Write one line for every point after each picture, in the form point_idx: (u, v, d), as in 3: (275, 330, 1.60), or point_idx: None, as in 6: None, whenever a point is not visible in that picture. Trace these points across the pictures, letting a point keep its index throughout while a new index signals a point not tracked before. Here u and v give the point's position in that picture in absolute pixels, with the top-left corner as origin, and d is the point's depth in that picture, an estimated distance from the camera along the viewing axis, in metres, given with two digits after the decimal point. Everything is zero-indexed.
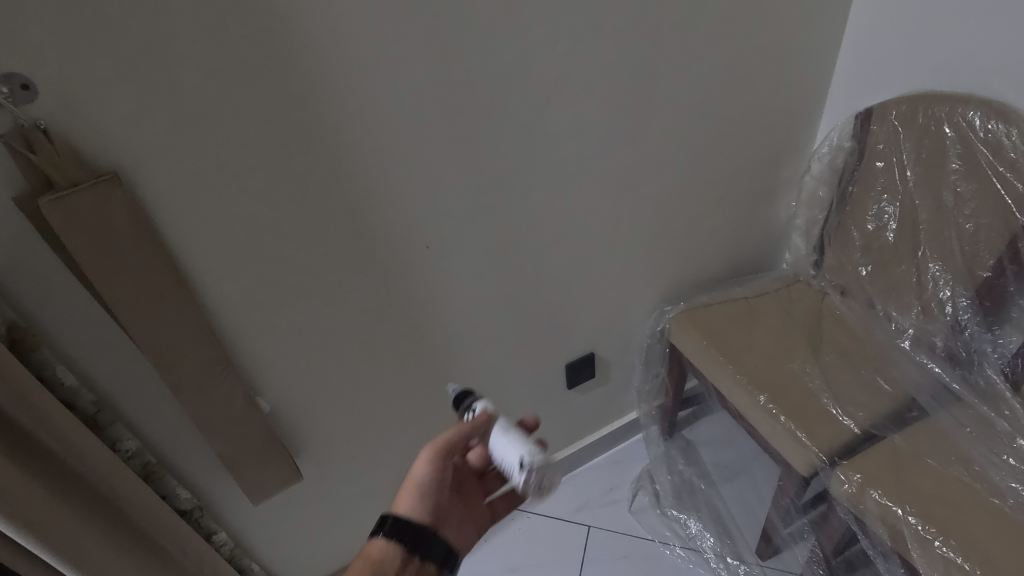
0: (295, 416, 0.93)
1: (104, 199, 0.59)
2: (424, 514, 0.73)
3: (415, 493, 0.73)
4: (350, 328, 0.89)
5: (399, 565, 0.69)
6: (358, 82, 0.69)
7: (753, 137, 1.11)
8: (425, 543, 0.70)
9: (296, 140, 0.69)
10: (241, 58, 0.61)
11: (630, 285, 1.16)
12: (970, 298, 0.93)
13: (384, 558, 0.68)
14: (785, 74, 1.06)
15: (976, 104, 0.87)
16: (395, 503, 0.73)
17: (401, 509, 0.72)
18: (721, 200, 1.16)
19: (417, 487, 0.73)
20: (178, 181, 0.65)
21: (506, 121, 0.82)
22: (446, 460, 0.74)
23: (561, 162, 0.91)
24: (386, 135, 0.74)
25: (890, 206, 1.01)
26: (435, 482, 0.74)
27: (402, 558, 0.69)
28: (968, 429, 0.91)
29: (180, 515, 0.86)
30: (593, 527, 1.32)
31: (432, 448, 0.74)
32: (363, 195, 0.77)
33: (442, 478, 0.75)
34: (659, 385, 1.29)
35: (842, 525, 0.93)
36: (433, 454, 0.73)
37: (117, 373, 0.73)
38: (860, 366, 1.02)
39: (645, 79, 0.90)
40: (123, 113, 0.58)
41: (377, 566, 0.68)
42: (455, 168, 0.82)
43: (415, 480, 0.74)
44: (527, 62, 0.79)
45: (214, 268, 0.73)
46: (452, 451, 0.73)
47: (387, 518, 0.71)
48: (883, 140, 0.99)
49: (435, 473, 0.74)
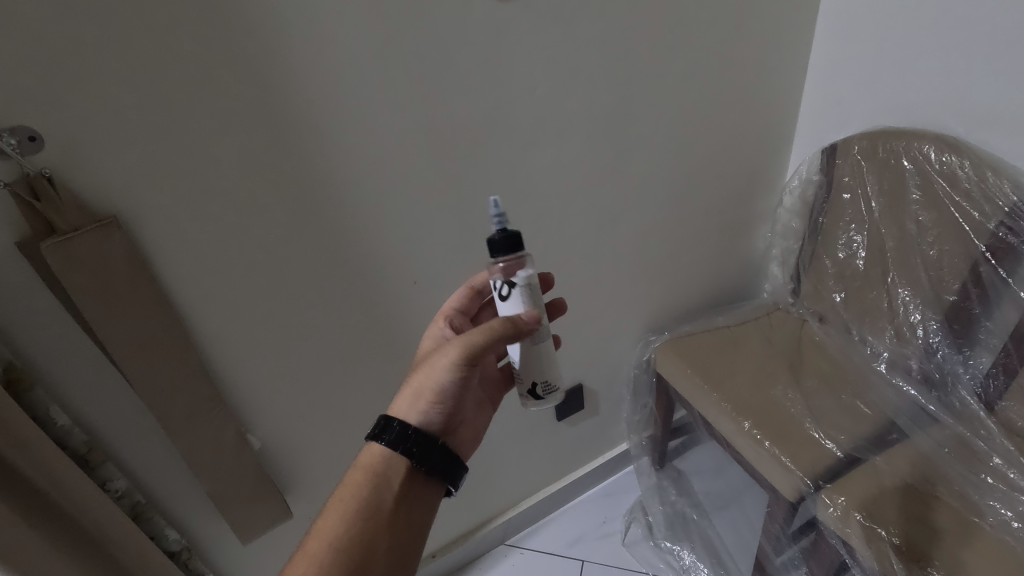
0: (285, 454, 0.94)
1: (104, 241, 0.62)
2: (439, 418, 0.67)
3: (432, 398, 0.66)
4: (339, 365, 0.91)
5: (405, 478, 0.65)
6: (348, 129, 0.73)
7: (727, 172, 1.16)
8: (433, 458, 0.65)
9: (289, 185, 0.73)
10: (240, 108, 0.65)
11: (616, 316, 1.19)
12: (940, 321, 0.98)
13: (386, 470, 0.65)
14: (754, 114, 1.12)
15: (931, 138, 0.92)
16: (405, 406, 0.66)
17: (414, 414, 0.66)
18: (700, 232, 1.20)
19: (437, 393, 0.66)
20: (175, 226, 0.68)
21: (488, 162, 0.86)
22: (469, 368, 0.64)
23: (543, 199, 0.95)
24: (372, 176, 0.78)
25: (858, 235, 1.06)
26: (454, 389, 0.66)
27: (409, 468, 0.65)
28: (946, 449, 0.94)
29: (169, 557, 0.85)
30: (586, 561, 1.31)
31: (452, 354, 0.64)
32: (354, 235, 0.81)
33: (463, 383, 0.66)
34: (648, 416, 1.30)
35: (835, 553, 0.92)
36: (456, 360, 0.64)
37: (107, 412, 0.74)
38: (840, 390, 1.05)
39: (620, 122, 0.95)
40: (123, 160, 0.62)
41: (377, 478, 0.64)
42: (442, 206, 0.86)
43: (434, 384, 0.66)
44: (507, 106, 0.83)
45: (207, 309, 0.75)
46: (477, 357, 0.63)
47: (393, 423, 0.65)
48: (848, 173, 1.04)
49: (456, 379, 0.65)
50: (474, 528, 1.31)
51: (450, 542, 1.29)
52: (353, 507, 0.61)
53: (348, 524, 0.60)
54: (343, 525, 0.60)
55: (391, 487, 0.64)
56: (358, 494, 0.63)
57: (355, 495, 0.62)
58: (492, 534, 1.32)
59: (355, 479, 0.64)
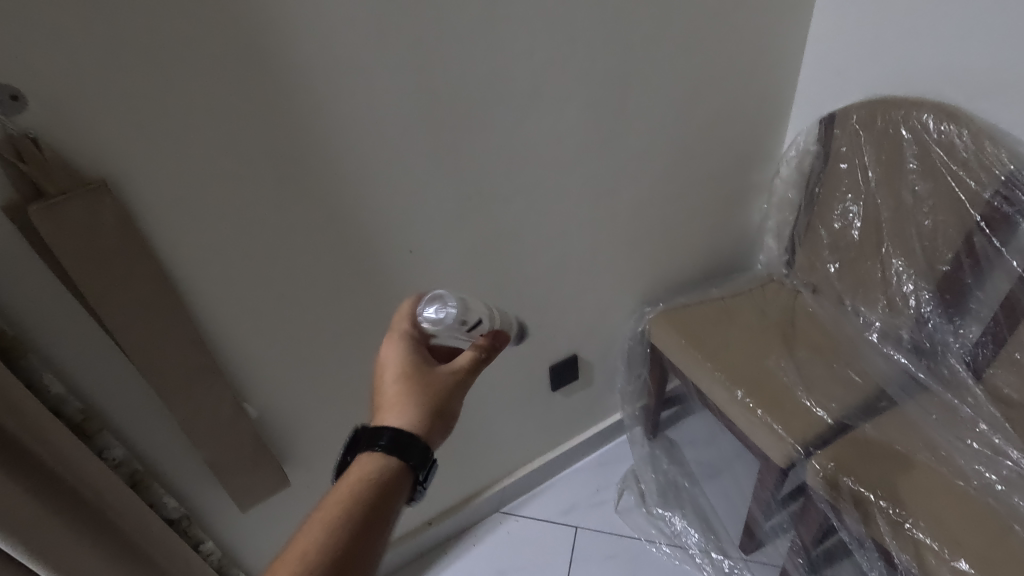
0: (281, 423, 0.94)
1: (94, 207, 0.60)
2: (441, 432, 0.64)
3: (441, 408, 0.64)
4: (334, 335, 0.90)
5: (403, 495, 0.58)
6: (339, 94, 0.71)
7: (725, 142, 1.15)
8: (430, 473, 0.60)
9: (283, 151, 0.71)
10: (232, 69, 0.63)
11: (612, 287, 1.20)
12: (932, 291, 0.98)
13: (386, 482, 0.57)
14: (754, 81, 1.11)
15: (930, 107, 0.91)
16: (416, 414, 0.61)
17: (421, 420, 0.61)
18: (696, 203, 1.20)
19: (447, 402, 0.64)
20: (167, 193, 0.66)
21: (483, 130, 0.85)
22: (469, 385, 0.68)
23: (540, 169, 0.94)
24: (366, 143, 0.76)
25: (854, 205, 1.06)
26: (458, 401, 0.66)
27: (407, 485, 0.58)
28: (934, 416, 0.96)
29: (168, 524, 0.86)
30: (580, 528, 1.33)
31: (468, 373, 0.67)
32: (348, 202, 0.80)
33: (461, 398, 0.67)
34: (642, 386, 1.32)
35: (821, 515, 0.95)
36: (466, 374, 0.67)
37: (103, 381, 0.73)
38: (832, 360, 1.06)
39: (619, 88, 0.94)
40: (112, 124, 0.60)
41: (376, 490, 0.56)
42: (437, 174, 0.85)
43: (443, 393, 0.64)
44: (503, 72, 0.81)
45: (199, 277, 0.74)
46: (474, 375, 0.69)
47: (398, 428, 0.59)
48: (846, 143, 1.04)
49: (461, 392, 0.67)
50: (469, 497, 1.33)
51: (446, 511, 1.31)
52: (347, 521, 0.53)
53: (339, 538, 0.51)
54: (333, 538, 0.51)
55: (390, 504, 0.56)
56: (354, 507, 0.54)
57: (350, 505, 0.54)
58: (487, 502, 1.34)
59: (343, 493, 0.55)
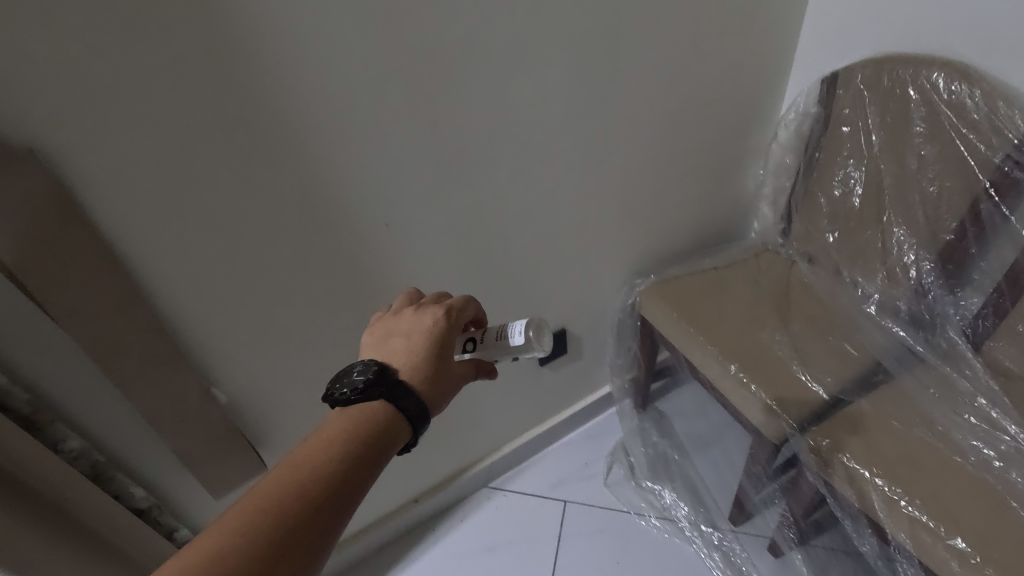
0: (256, 407, 0.89)
1: (22, 179, 0.54)
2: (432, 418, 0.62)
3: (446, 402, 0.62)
4: (308, 315, 0.85)
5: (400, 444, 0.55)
6: (299, 51, 0.64)
7: (721, 103, 1.09)
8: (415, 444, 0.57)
9: (239, 117, 0.64)
10: (173, 22, 0.56)
11: (601, 259, 1.15)
12: (933, 261, 0.95)
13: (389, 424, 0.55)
14: (753, 38, 1.04)
15: (940, 66, 0.86)
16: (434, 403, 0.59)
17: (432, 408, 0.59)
18: (690, 169, 1.14)
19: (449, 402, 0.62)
20: (108, 164, 0.60)
21: (462, 91, 0.78)
22: None
23: (525, 134, 0.87)
24: (333, 107, 0.69)
25: (856, 170, 1.01)
26: None
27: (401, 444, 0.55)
28: (931, 390, 0.93)
29: (135, 515, 0.83)
30: (569, 502, 1.32)
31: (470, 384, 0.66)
32: (316, 172, 0.73)
33: None
34: (631, 359, 1.29)
35: (812, 490, 0.93)
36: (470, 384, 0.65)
37: (53, 371, 0.68)
38: (828, 333, 1.03)
39: (609, 45, 0.86)
40: (36, 85, 0.53)
41: (378, 427, 0.54)
42: (414, 141, 0.78)
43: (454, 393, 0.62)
44: (482, 26, 0.74)
45: (153, 257, 0.68)
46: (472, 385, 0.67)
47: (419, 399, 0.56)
48: (849, 104, 0.98)
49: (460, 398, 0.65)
50: (457, 472, 1.31)
51: (433, 487, 1.29)
52: (346, 446, 0.51)
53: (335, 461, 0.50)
54: (329, 457, 0.49)
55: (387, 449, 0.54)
56: (358, 434, 0.53)
57: (353, 432, 0.53)
58: (475, 477, 1.32)
59: (341, 425, 0.53)
